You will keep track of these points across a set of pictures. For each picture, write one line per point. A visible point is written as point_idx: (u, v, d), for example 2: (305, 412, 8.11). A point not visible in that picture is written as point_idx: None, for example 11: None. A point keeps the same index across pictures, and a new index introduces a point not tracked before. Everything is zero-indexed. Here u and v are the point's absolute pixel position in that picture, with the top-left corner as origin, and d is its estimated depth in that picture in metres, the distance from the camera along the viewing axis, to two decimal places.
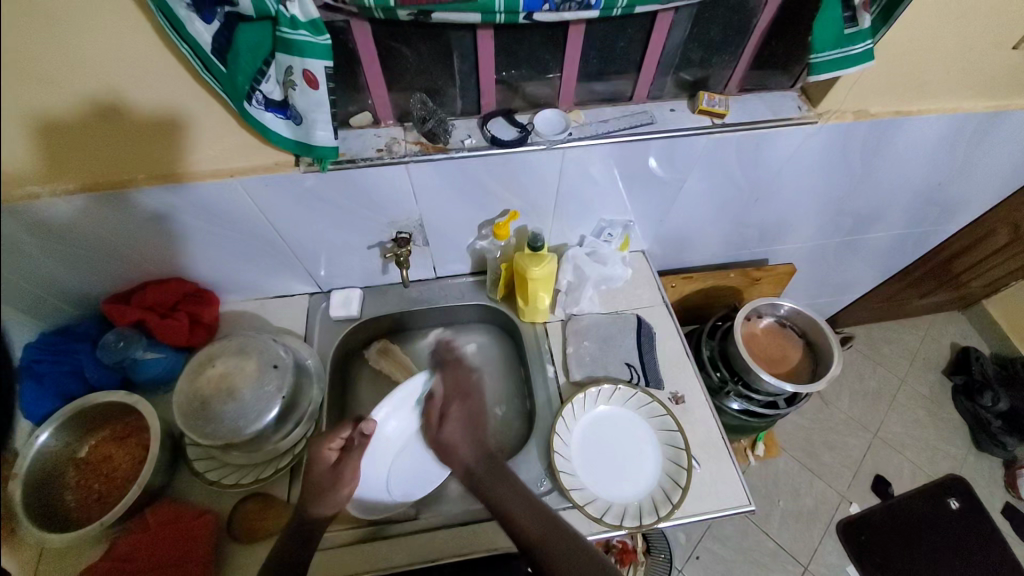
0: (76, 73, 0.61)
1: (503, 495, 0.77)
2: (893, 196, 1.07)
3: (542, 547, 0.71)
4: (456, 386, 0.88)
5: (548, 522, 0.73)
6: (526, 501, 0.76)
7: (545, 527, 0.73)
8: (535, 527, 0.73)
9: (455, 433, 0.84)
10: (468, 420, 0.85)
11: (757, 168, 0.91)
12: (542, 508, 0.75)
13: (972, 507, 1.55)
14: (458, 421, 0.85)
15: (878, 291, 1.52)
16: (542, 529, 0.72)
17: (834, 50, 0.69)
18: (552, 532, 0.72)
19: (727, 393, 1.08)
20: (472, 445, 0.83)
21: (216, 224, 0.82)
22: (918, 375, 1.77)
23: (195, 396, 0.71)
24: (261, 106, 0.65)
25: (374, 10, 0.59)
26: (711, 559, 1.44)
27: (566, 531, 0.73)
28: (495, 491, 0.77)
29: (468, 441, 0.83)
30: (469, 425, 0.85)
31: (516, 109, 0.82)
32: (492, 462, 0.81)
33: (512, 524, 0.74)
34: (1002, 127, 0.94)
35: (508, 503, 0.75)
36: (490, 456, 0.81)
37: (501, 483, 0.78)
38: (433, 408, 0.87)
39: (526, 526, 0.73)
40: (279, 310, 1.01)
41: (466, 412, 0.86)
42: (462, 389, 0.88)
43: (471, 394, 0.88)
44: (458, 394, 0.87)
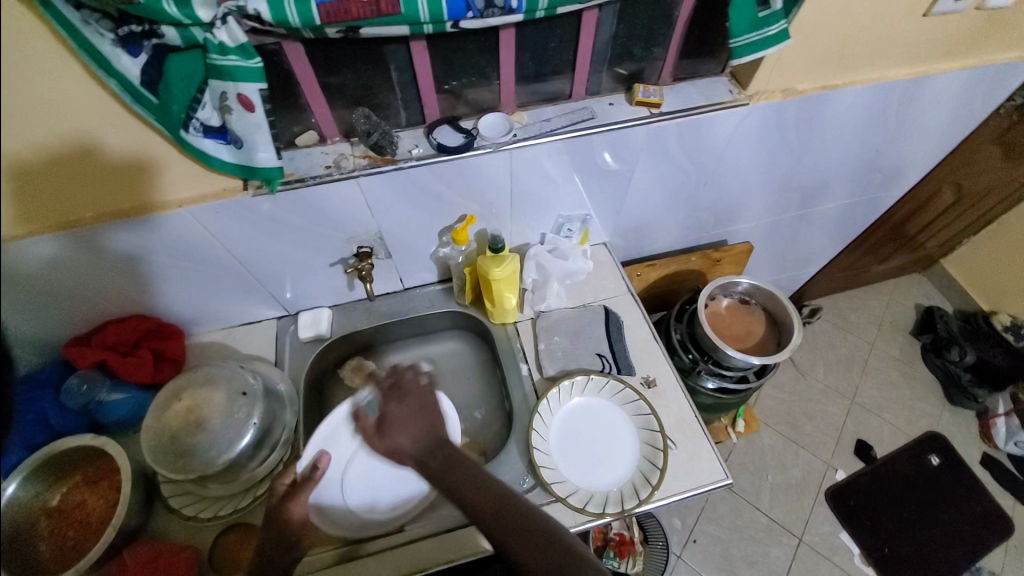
0: (41, 120, 0.61)
1: (461, 483, 0.72)
2: (836, 167, 1.11)
3: (499, 530, 0.68)
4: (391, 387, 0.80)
5: (506, 497, 0.72)
6: (480, 484, 0.72)
7: (502, 509, 0.70)
8: (489, 508, 0.70)
9: (399, 436, 0.76)
10: (409, 421, 0.77)
11: (701, 152, 0.94)
12: (497, 485, 0.73)
13: (951, 460, 1.60)
14: (397, 423, 0.76)
15: (839, 260, 1.57)
16: (498, 512, 0.70)
17: (750, 34, 0.72)
18: (511, 511, 0.70)
19: (700, 372, 1.10)
20: (416, 439, 0.75)
21: (179, 258, 0.83)
22: (888, 339, 1.82)
23: (164, 430, 0.73)
24: (200, 133, 0.65)
25: (302, 31, 0.60)
26: (708, 541, 1.45)
27: (518, 505, 0.71)
28: (449, 481, 0.73)
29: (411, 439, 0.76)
30: (410, 424, 0.76)
31: (460, 115, 0.84)
32: (446, 456, 0.75)
33: (466, 502, 0.71)
34: (927, 91, 0.99)
35: (460, 487, 0.72)
36: (446, 449, 0.75)
37: (460, 476, 0.73)
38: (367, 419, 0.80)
39: (475, 503, 0.71)
40: (247, 337, 1.01)
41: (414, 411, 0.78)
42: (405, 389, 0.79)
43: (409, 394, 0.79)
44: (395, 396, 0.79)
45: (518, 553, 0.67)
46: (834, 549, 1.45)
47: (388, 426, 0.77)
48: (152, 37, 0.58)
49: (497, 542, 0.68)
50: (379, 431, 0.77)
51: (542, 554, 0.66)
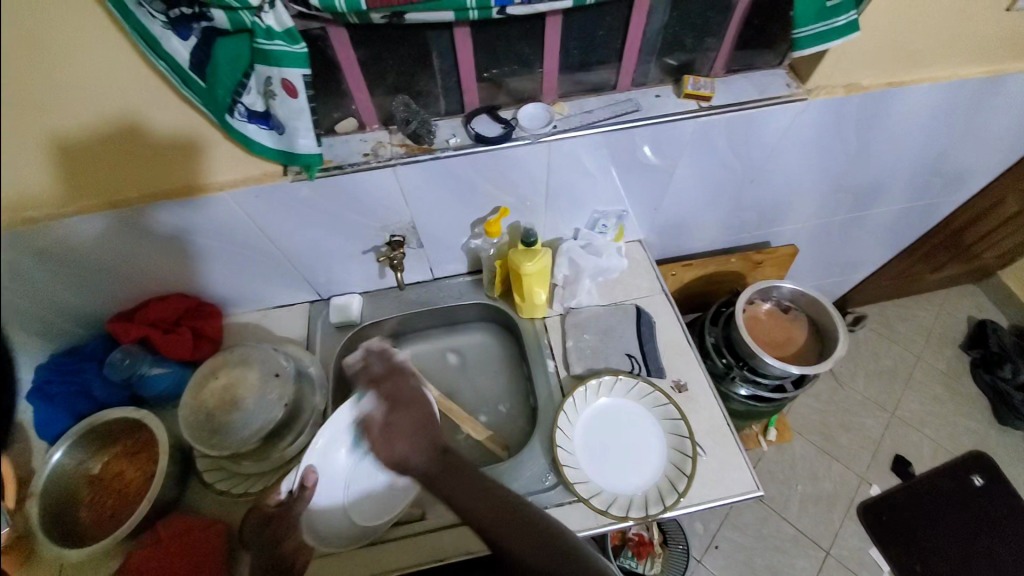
0: (95, 97, 0.63)
1: (458, 491, 0.72)
2: (894, 169, 1.04)
3: (503, 538, 0.67)
4: (390, 396, 0.80)
5: (511, 508, 0.70)
6: (482, 492, 0.71)
7: (505, 519, 0.69)
8: (492, 518, 0.69)
9: (403, 446, 0.76)
10: (413, 427, 0.77)
11: (750, 149, 0.90)
12: (499, 493, 0.72)
13: (997, 483, 1.51)
14: (399, 434, 0.77)
15: (888, 267, 1.49)
16: (503, 520, 0.69)
17: (815, 24, 0.68)
18: (514, 518, 0.69)
19: (734, 378, 1.06)
20: (420, 448, 0.75)
21: (220, 240, 0.84)
22: (934, 352, 1.73)
23: (201, 408, 0.75)
24: (244, 117, 0.66)
25: (347, 16, 0.59)
26: (730, 548, 1.42)
27: (523, 511, 0.70)
28: (450, 486, 0.72)
29: (417, 445, 0.75)
30: (413, 434, 0.76)
31: (500, 105, 0.82)
32: (445, 457, 0.75)
33: (466, 511, 0.70)
34: (1006, 90, 0.91)
35: (460, 496, 0.71)
36: (442, 453, 0.75)
37: (454, 477, 0.73)
38: (373, 423, 0.79)
39: (474, 512, 0.70)
40: (280, 319, 1.02)
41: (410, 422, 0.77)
42: (400, 402, 0.79)
43: (403, 402, 0.80)
44: (394, 404, 0.79)
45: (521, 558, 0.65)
46: (862, 566, 1.40)
47: (391, 436, 0.77)
48: (202, 19, 0.58)
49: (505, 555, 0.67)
50: (383, 441, 0.77)
51: (545, 553, 0.65)
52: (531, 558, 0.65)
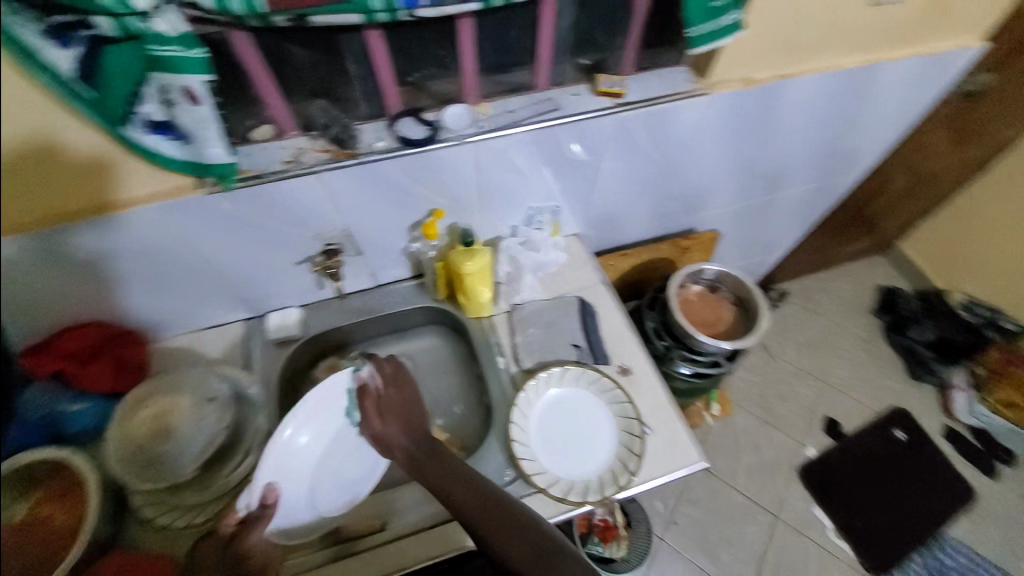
0: None
1: (443, 483, 0.75)
2: (797, 153, 1.14)
3: (483, 528, 0.70)
4: (394, 376, 0.89)
5: (488, 497, 0.73)
6: (466, 482, 0.75)
7: (487, 509, 0.71)
8: (476, 506, 0.72)
9: (392, 425, 0.84)
10: (403, 411, 0.86)
11: (667, 141, 0.95)
12: (483, 484, 0.75)
13: (916, 433, 1.67)
14: (393, 414, 0.85)
15: (805, 244, 1.61)
16: (486, 510, 0.71)
17: (706, 23, 0.73)
18: (496, 509, 0.71)
19: (674, 358, 1.12)
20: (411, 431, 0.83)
21: (140, 260, 0.79)
22: (853, 320, 1.89)
23: (131, 442, 0.74)
24: (144, 129, 0.64)
25: (249, 19, 0.58)
26: (689, 523, 1.48)
27: (507, 502, 0.72)
28: (435, 476, 0.76)
29: (407, 430, 0.84)
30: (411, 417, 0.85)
31: (424, 107, 0.82)
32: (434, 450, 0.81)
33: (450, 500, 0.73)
34: (881, 77, 1.02)
35: (444, 480, 0.75)
36: (432, 444, 0.82)
37: (440, 465, 0.78)
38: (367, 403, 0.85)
39: (462, 501, 0.72)
40: (213, 341, 0.97)
41: (402, 404, 0.87)
42: (400, 382, 0.88)
43: (406, 384, 0.89)
44: (393, 384, 0.88)
45: (498, 545, 0.68)
46: (807, 524, 1.50)
47: (384, 416, 0.85)
48: (84, 27, 0.54)
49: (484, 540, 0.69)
50: (377, 415, 0.85)
51: (522, 539, 0.69)
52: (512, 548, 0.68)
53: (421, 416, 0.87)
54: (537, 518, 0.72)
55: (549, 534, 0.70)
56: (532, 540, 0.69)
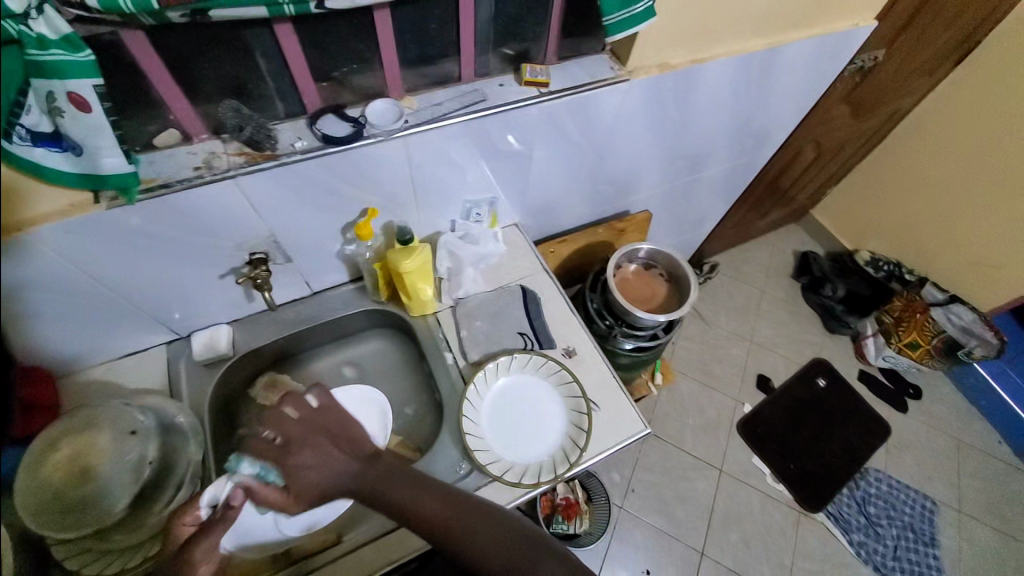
0: None
1: (399, 493, 0.70)
2: (715, 134, 1.21)
3: (450, 533, 0.67)
4: (294, 435, 0.72)
5: (452, 500, 0.70)
6: (426, 488, 0.71)
7: (453, 512, 0.69)
8: (440, 513, 0.68)
9: (309, 465, 0.71)
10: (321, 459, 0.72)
11: (594, 127, 0.97)
12: (443, 488, 0.71)
13: (835, 381, 1.84)
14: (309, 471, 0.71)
15: (729, 218, 1.72)
16: (451, 514, 0.68)
17: (620, 11, 0.76)
18: (461, 511, 0.69)
19: (616, 336, 1.16)
20: (337, 470, 0.72)
21: (36, 289, 0.71)
22: (776, 283, 2.05)
23: (48, 487, 0.67)
24: (28, 141, 0.56)
25: (139, 16, 0.53)
26: (644, 488, 1.56)
27: (472, 502, 0.70)
28: (390, 491, 0.70)
29: (334, 469, 0.72)
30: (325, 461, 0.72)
31: (346, 103, 0.80)
32: (382, 463, 0.73)
33: (410, 512, 0.69)
34: (782, 59, 1.10)
35: (400, 495, 0.70)
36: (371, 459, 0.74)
37: (393, 480, 0.71)
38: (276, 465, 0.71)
39: (424, 510, 0.69)
40: (132, 369, 0.89)
41: (323, 441, 0.73)
42: (303, 436, 0.72)
43: (315, 428, 0.73)
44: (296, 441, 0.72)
45: (470, 546, 0.67)
46: (749, 474, 1.62)
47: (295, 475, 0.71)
48: None
49: (452, 546, 0.67)
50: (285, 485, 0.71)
51: (493, 535, 0.68)
52: (483, 545, 0.67)
53: (343, 443, 0.75)
54: (503, 511, 0.72)
55: (517, 525, 0.70)
56: (503, 532, 0.69)
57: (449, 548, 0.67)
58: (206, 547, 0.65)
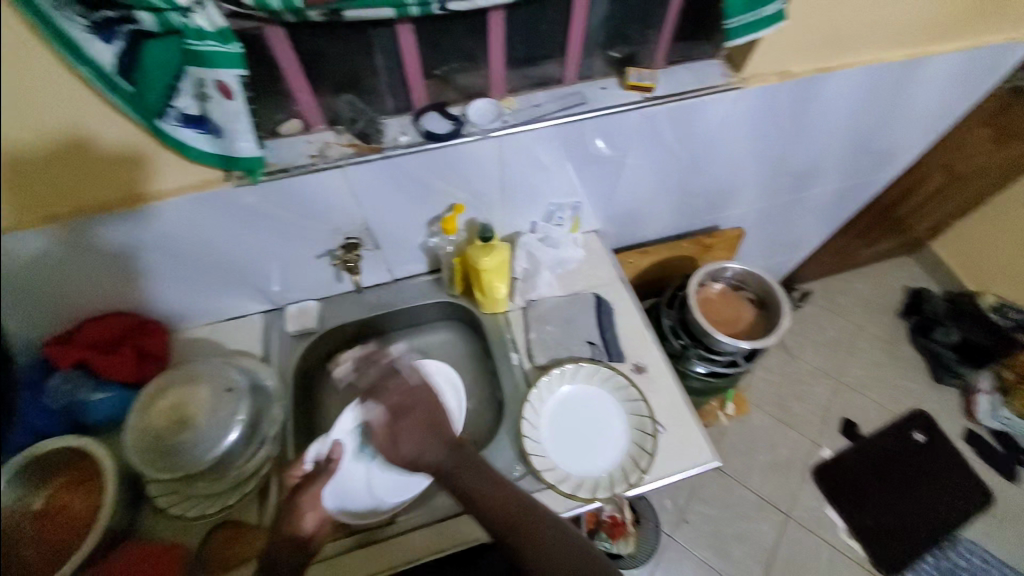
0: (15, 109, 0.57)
1: (471, 483, 0.74)
2: (828, 152, 1.11)
3: (514, 534, 0.69)
4: (398, 405, 0.83)
5: (523, 512, 0.70)
6: (497, 487, 0.73)
7: (520, 515, 0.70)
8: (507, 513, 0.70)
9: (409, 444, 0.79)
10: (420, 431, 0.80)
11: (695, 137, 0.93)
12: (514, 490, 0.73)
13: (934, 437, 1.64)
14: (408, 433, 0.81)
15: (829, 244, 1.58)
16: (518, 517, 0.70)
17: (745, 14, 0.71)
18: (528, 516, 0.70)
19: (691, 357, 1.10)
20: (432, 446, 0.78)
21: (163, 252, 0.80)
22: (874, 320, 1.85)
23: (150, 429, 0.74)
24: (177, 122, 0.63)
25: (282, 14, 0.58)
26: (699, 520, 1.48)
27: (540, 511, 0.71)
28: (462, 479, 0.74)
29: (428, 445, 0.79)
30: (425, 432, 0.80)
31: (449, 101, 0.81)
32: (462, 452, 0.77)
33: (477, 507, 0.71)
34: (920, 74, 0.98)
35: (473, 487, 0.73)
36: (456, 448, 0.78)
37: (467, 473, 0.75)
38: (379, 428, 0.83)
39: (493, 507, 0.71)
40: (233, 332, 0.98)
41: (417, 426, 0.81)
42: (403, 407, 0.83)
43: (416, 403, 0.83)
44: (400, 410, 0.83)
45: (532, 552, 0.68)
46: (819, 524, 1.48)
47: (398, 437, 0.81)
48: (127, 21, 0.54)
49: (515, 545, 0.68)
50: (391, 441, 0.81)
51: (555, 548, 0.68)
52: (542, 557, 0.67)
53: (437, 426, 0.81)
54: (568, 527, 0.71)
55: (582, 547, 0.69)
56: (565, 548, 0.68)
57: (512, 554, 0.69)
58: (310, 495, 0.72)
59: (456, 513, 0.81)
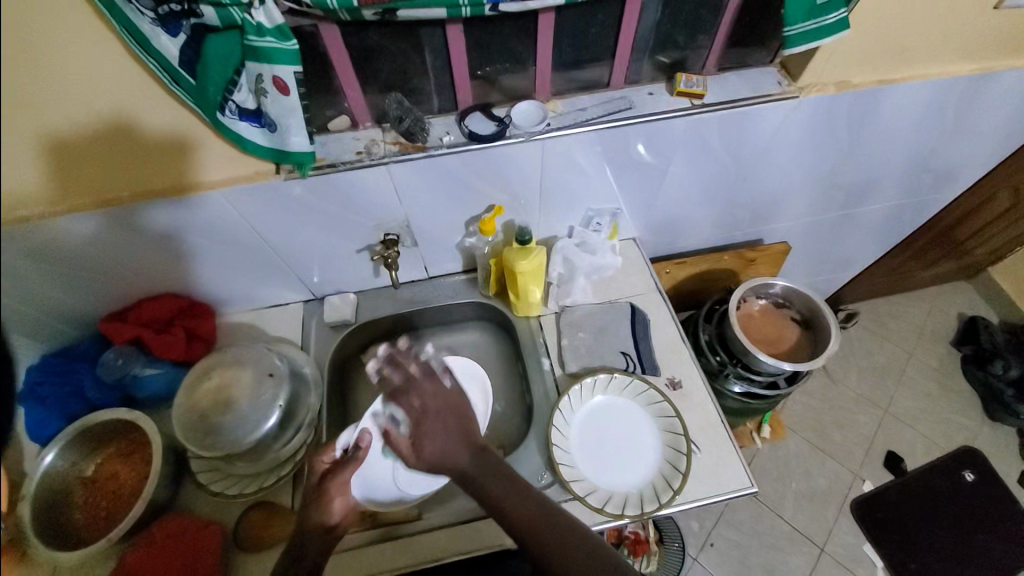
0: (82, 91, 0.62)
1: (497, 493, 0.70)
2: (886, 167, 1.06)
3: (536, 544, 0.66)
4: (421, 412, 0.74)
5: (542, 514, 0.68)
6: (524, 499, 0.69)
7: (545, 524, 0.67)
8: (530, 522, 0.67)
9: (433, 449, 0.72)
10: (447, 432, 0.73)
11: (744, 146, 0.90)
12: (540, 503, 0.69)
13: (989, 478, 1.53)
14: (433, 439, 0.73)
15: (880, 264, 1.50)
16: (542, 527, 0.67)
17: (807, 22, 0.68)
18: (551, 524, 0.67)
19: (728, 375, 1.07)
20: (458, 455, 0.72)
21: (214, 238, 0.83)
22: (926, 348, 1.74)
23: (194, 410, 0.68)
24: (235, 115, 0.66)
25: (338, 12, 0.59)
26: (726, 545, 1.43)
27: (565, 523, 0.68)
28: (488, 487, 0.70)
29: (451, 451, 0.72)
30: (448, 436, 0.73)
31: (494, 102, 0.82)
32: (488, 456, 0.73)
33: (507, 515, 0.68)
34: (994, 88, 0.92)
35: (499, 495, 0.69)
36: (478, 454, 0.73)
37: (495, 481, 0.70)
38: (406, 427, 0.75)
39: (517, 516, 0.68)
40: (274, 320, 1.01)
41: (444, 423, 0.74)
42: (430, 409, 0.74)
43: (454, 408, 0.76)
44: (424, 413, 0.74)
45: (557, 565, 0.64)
46: (856, 561, 1.40)
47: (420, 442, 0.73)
48: (191, 16, 0.58)
49: (538, 557, 0.65)
50: (412, 448, 0.74)
51: (580, 561, 0.64)
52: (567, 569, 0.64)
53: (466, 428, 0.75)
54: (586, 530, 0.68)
55: (600, 558, 0.65)
56: (593, 565, 0.64)
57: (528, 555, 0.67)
58: (338, 482, 0.72)
59: (482, 517, 0.81)
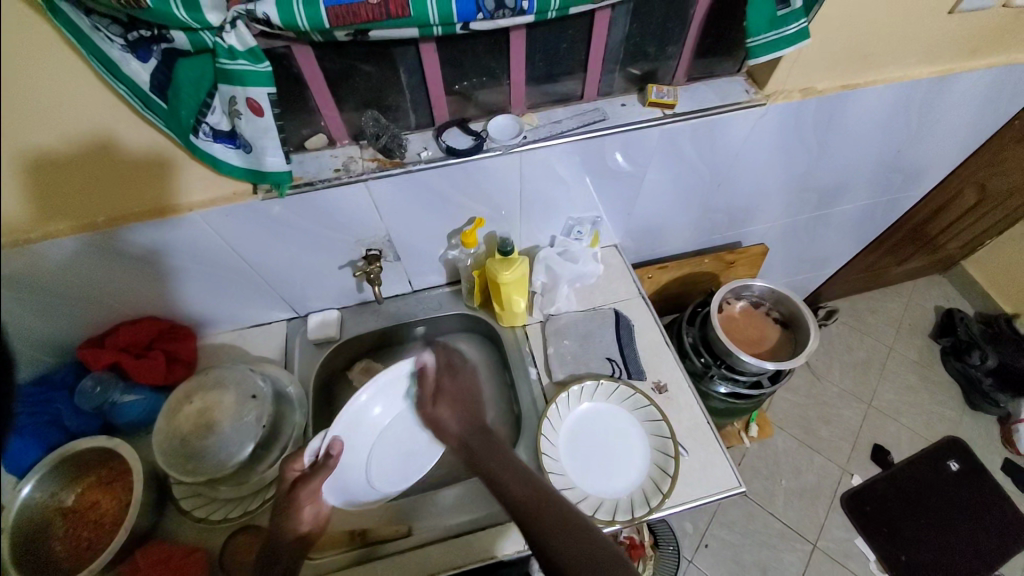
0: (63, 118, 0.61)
1: (495, 466, 0.74)
2: (855, 168, 1.09)
3: (537, 526, 0.66)
4: (447, 363, 0.89)
5: (549, 505, 0.68)
6: (523, 479, 0.72)
7: (540, 503, 0.68)
8: (530, 500, 0.69)
9: (447, 410, 0.84)
10: (459, 398, 0.85)
11: (717, 152, 0.92)
12: (536, 479, 0.72)
13: (972, 467, 1.56)
14: (449, 398, 0.85)
15: (858, 261, 1.53)
16: (539, 503, 0.68)
17: (769, 32, 0.70)
18: (547, 508, 0.68)
19: (713, 377, 1.08)
20: (461, 417, 0.83)
21: (197, 260, 0.84)
22: (905, 342, 1.78)
23: (175, 434, 0.67)
24: (209, 137, 0.66)
25: (310, 34, 0.60)
26: (720, 545, 1.43)
27: (565, 506, 0.68)
28: (490, 464, 0.75)
29: (458, 415, 0.83)
30: (458, 400, 0.85)
31: (470, 117, 0.83)
32: (486, 438, 0.79)
33: (504, 491, 0.71)
34: (952, 90, 0.96)
35: (503, 476, 0.73)
36: (483, 430, 0.80)
37: (495, 458, 0.75)
38: (427, 385, 0.86)
39: (516, 495, 0.70)
40: (258, 339, 1.00)
41: (459, 392, 0.86)
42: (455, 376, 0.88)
43: (460, 371, 0.89)
44: (448, 370, 0.88)
45: (555, 547, 0.63)
46: (848, 556, 1.42)
47: (438, 400, 0.85)
48: (161, 41, 0.58)
49: (535, 543, 0.65)
50: (432, 397, 0.86)
51: (578, 542, 0.64)
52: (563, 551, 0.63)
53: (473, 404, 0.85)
54: (591, 527, 0.66)
55: (606, 546, 0.64)
56: (594, 552, 0.63)
57: (533, 544, 0.65)
58: (308, 493, 0.69)
59: (473, 530, 0.81)
